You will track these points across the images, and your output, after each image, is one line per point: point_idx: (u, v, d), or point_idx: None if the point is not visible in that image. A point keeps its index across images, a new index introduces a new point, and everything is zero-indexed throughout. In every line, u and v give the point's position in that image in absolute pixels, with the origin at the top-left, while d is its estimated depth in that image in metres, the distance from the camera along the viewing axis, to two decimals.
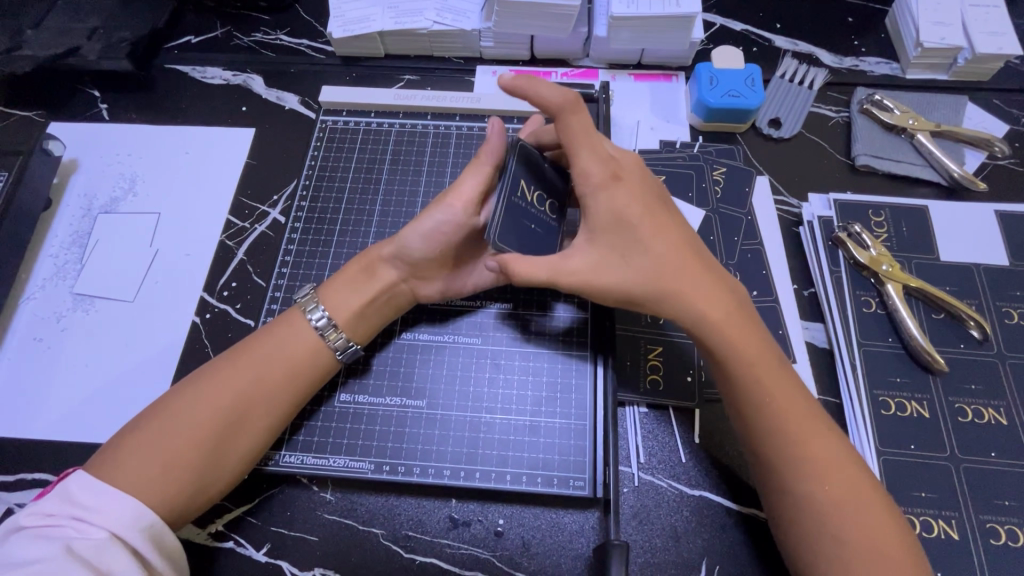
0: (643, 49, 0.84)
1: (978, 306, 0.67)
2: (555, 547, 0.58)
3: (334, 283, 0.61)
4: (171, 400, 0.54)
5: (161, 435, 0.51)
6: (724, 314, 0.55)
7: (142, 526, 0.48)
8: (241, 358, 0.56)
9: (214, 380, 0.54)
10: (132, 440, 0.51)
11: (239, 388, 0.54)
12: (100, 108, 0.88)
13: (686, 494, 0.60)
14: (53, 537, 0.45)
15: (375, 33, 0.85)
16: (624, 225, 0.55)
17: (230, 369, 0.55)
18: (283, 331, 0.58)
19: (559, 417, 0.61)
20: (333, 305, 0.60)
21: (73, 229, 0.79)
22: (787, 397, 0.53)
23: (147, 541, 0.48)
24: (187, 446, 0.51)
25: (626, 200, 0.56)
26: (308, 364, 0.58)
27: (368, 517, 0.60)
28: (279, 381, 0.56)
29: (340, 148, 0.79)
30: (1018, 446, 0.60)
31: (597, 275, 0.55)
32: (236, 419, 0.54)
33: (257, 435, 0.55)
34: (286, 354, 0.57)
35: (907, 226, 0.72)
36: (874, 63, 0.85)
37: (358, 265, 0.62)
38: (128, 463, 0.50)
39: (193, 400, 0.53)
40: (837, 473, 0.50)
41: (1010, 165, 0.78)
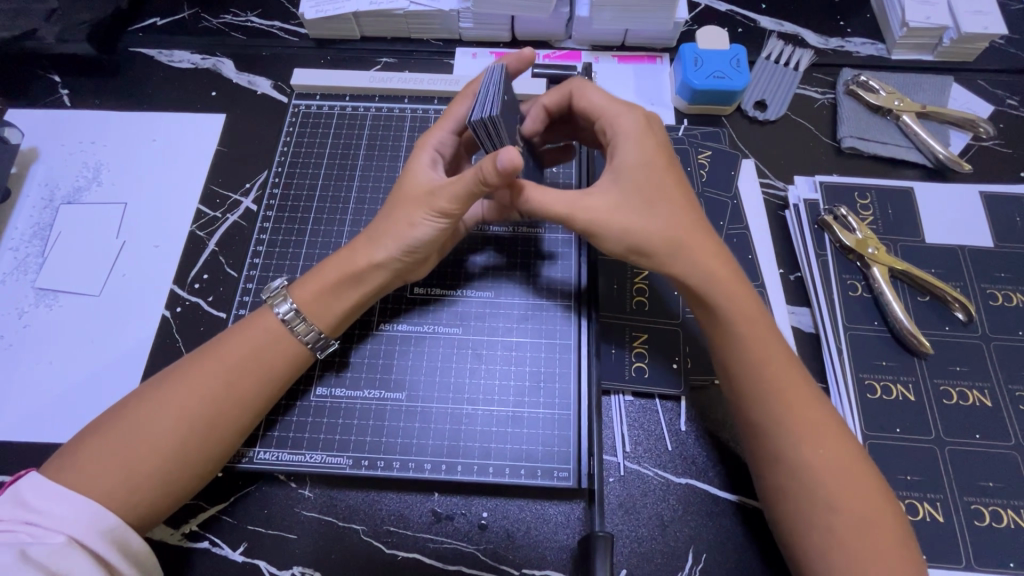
0: (627, 30, 0.82)
1: (962, 288, 0.67)
2: (540, 539, 0.57)
3: (311, 289, 0.57)
4: (136, 399, 0.52)
5: (124, 438, 0.49)
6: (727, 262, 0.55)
7: (103, 530, 0.46)
8: (206, 358, 0.54)
9: (182, 379, 0.52)
10: (90, 447, 0.49)
11: (213, 390, 0.52)
12: (61, 93, 0.84)
13: (672, 482, 0.59)
14: (4, 543, 0.43)
15: (349, 14, 0.82)
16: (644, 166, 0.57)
17: (193, 370, 0.53)
18: (253, 329, 0.56)
19: (543, 407, 0.60)
20: (311, 313, 0.56)
21: (34, 221, 0.75)
22: (769, 382, 0.52)
23: (110, 545, 0.46)
24: (149, 449, 0.49)
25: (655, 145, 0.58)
26: (275, 357, 0.55)
27: (349, 513, 0.58)
28: (252, 381, 0.54)
29: (314, 134, 0.76)
30: (1002, 427, 0.60)
31: (616, 214, 0.55)
32: (197, 420, 0.51)
33: (223, 439, 0.52)
34: (261, 352, 0.55)
35: (893, 208, 0.71)
36: (860, 43, 0.84)
37: (338, 274, 0.57)
38: (89, 466, 0.48)
39: (155, 403, 0.51)
40: (823, 455, 0.50)
41: (996, 146, 0.77)
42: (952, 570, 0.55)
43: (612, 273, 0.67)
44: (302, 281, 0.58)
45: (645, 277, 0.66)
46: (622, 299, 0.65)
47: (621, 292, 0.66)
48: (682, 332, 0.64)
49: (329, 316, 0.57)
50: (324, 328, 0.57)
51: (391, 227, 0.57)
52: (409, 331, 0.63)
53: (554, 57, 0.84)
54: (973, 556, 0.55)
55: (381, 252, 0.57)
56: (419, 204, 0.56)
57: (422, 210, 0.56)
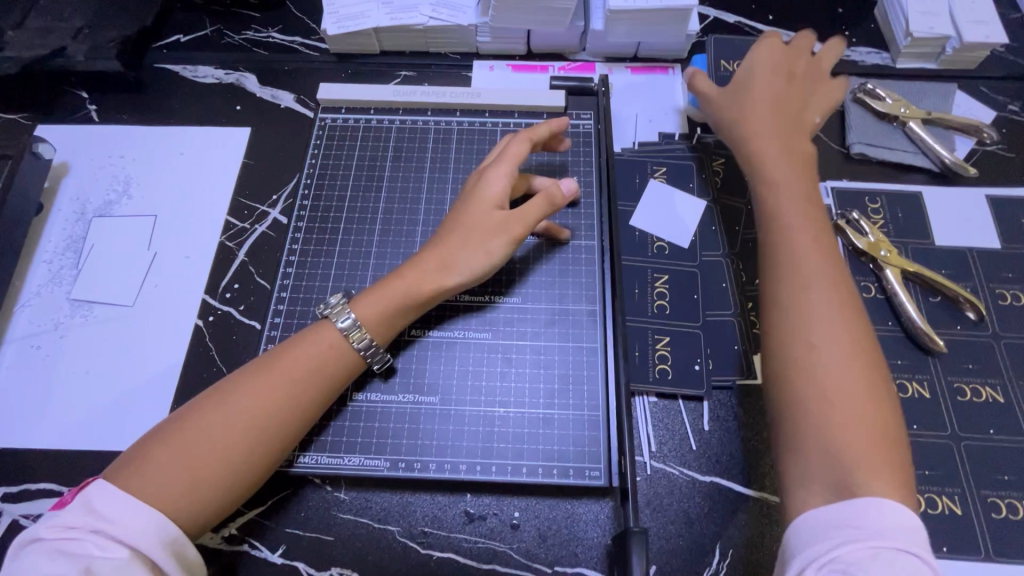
0: (640, 42, 0.85)
1: (972, 289, 0.69)
2: (572, 538, 0.58)
3: (377, 304, 0.60)
4: (199, 408, 0.53)
5: (187, 444, 0.51)
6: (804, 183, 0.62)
7: (164, 541, 0.47)
8: (267, 368, 0.56)
9: (246, 390, 0.54)
10: (153, 453, 0.51)
11: (278, 401, 0.54)
12: (90, 109, 0.86)
13: (697, 480, 0.61)
14: (71, 553, 0.44)
15: (370, 30, 0.84)
16: (777, 96, 0.69)
17: (255, 380, 0.55)
18: (311, 343, 0.58)
19: (572, 409, 0.62)
20: (371, 328, 0.59)
21: (68, 234, 0.77)
22: (819, 289, 0.54)
23: (169, 557, 0.47)
24: (211, 456, 0.51)
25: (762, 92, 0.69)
26: (331, 369, 0.57)
27: (384, 514, 0.60)
28: (312, 393, 0.56)
29: (340, 146, 0.78)
30: (1015, 423, 0.62)
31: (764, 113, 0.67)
32: (259, 429, 0.53)
33: (278, 447, 0.54)
34: (321, 364, 0.57)
35: (903, 212, 0.74)
36: (865, 53, 0.87)
37: (403, 294, 0.60)
38: (157, 474, 0.50)
39: (218, 411, 0.53)
40: (846, 359, 0.51)
41: (1000, 150, 0.80)
42: (971, 562, 0.57)
43: (632, 279, 0.69)
44: (368, 294, 0.61)
45: (665, 283, 0.69)
46: (643, 303, 0.68)
47: (642, 296, 0.68)
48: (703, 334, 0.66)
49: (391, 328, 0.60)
50: (376, 338, 0.60)
51: (463, 252, 0.60)
52: (445, 334, 0.65)
53: (569, 69, 0.87)
54: (991, 548, 0.57)
55: (455, 274, 0.60)
56: (494, 231, 0.61)
57: (497, 236, 0.61)
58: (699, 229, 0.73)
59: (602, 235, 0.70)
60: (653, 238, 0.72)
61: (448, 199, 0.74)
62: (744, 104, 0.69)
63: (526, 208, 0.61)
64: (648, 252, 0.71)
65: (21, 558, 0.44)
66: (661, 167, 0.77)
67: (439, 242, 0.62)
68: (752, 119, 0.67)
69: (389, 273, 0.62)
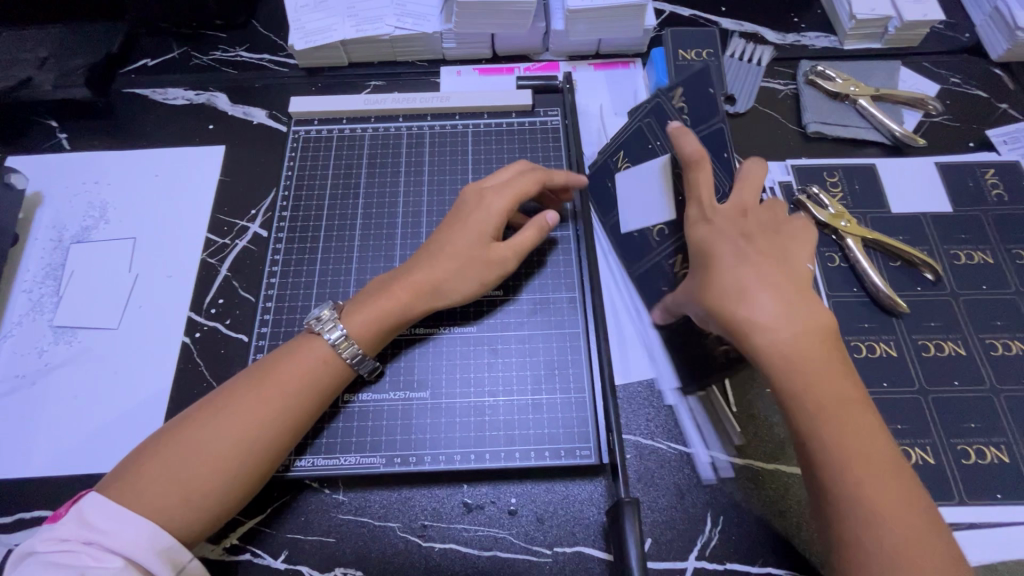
0: (600, 40, 0.88)
1: (928, 251, 0.73)
2: (568, 518, 0.60)
3: (368, 320, 0.60)
4: (190, 423, 0.54)
5: (181, 460, 0.52)
6: (775, 269, 0.57)
7: (158, 550, 0.48)
8: (259, 380, 0.56)
9: (240, 404, 0.55)
10: (146, 468, 0.52)
11: (272, 415, 0.55)
12: (60, 137, 0.86)
13: (685, 453, 0.63)
14: (66, 565, 0.46)
15: (337, 42, 0.86)
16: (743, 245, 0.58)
17: (247, 393, 0.55)
18: (304, 355, 0.58)
19: (560, 392, 0.64)
20: (362, 341, 0.60)
21: (45, 262, 0.77)
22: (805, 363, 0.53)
23: (164, 565, 0.48)
24: (205, 470, 0.52)
25: (726, 252, 0.58)
26: (322, 376, 0.58)
27: (383, 512, 0.61)
28: (306, 406, 0.57)
29: (315, 157, 0.80)
30: (977, 373, 0.66)
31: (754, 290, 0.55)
32: (251, 442, 0.54)
33: (271, 456, 0.55)
34: (314, 374, 0.58)
35: (860, 184, 0.78)
36: (815, 37, 0.91)
37: (393, 310, 0.61)
38: (154, 491, 0.50)
39: (211, 425, 0.54)
40: (868, 462, 0.50)
41: (945, 121, 0.85)
42: (945, 506, 0.60)
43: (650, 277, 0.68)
44: (355, 308, 0.61)
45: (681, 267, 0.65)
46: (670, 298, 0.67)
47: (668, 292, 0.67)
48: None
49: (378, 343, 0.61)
50: (363, 347, 0.60)
51: (454, 275, 0.63)
52: (431, 330, 0.67)
53: (534, 69, 0.90)
54: (964, 492, 0.60)
55: (450, 298, 0.63)
56: (494, 264, 0.64)
57: (488, 267, 0.63)
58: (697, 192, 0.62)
59: (576, 224, 0.73)
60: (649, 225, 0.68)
61: (425, 201, 0.76)
62: (720, 282, 0.57)
63: (523, 240, 0.65)
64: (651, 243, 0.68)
65: (20, 569, 0.46)
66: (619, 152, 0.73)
67: (431, 258, 0.63)
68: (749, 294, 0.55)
69: (378, 286, 0.63)
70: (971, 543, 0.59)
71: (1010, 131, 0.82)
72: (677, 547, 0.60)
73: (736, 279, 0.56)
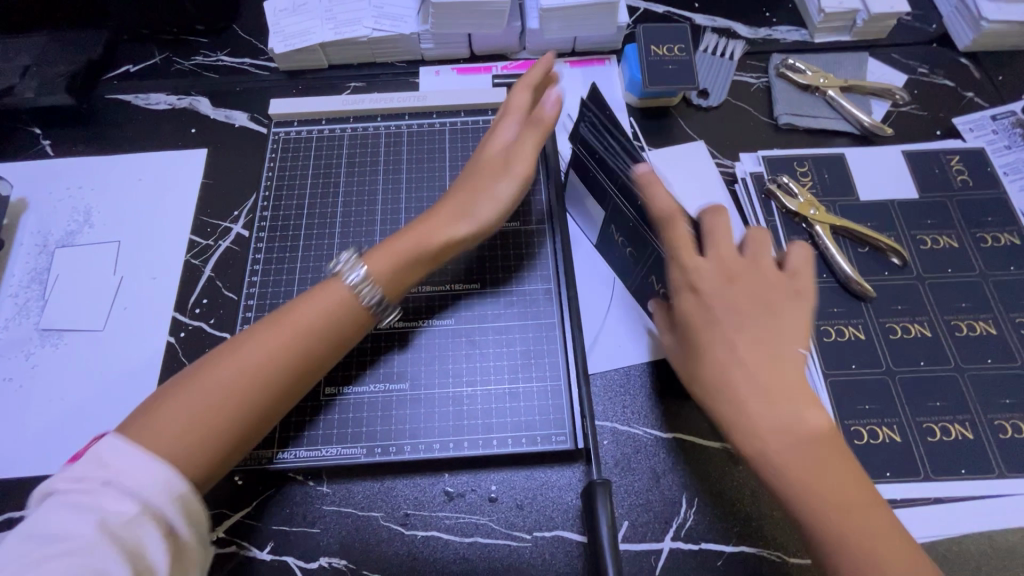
0: (575, 37, 0.89)
1: (896, 237, 0.75)
2: (546, 504, 0.62)
3: (390, 265, 0.61)
4: (210, 358, 0.55)
5: (200, 394, 0.52)
6: (758, 355, 0.54)
7: (173, 495, 0.48)
8: (281, 321, 0.57)
9: (259, 342, 0.55)
10: (165, 404, 0.52)
11: (288, 355, 0.56)
12: (44, 144, 0.87)
13: (660, 438, 0.65)
14: (84, 505, 0.45)
15: (316, 45, 0.87)
16: (727, 337, 0.55)
17: (268, 332, 0.56)
18: (325, 295, 0.59)
19: (536, 380, 0.65)
20: (385, 286, 0.61)
21: (31, 267, 0.78)
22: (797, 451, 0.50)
23: (180, 513, 0.48)
24: (223, 405, 0.52)
25: (715, 357, 0.55)
26: (341, 318, 0.59)
27: (366, 502, 0.62)
28: (321, 349, 0.58)
29: (295, 158, 0.81)
30: (943, 354, 0.68)
31: (741, 374, 0.53)
32: (270, 381, 0.55)
33: (287, 397, 0.56)
34: (331, 315, 0.58)
35: (829, 173, 0.80)
36: (786, 31, 0.93)
37: (414, 253, 0.62)
38: (172, 424, 0.51)
39: (230, 363, 0.54)
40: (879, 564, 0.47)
41: (913, 110, 0.86)
42: (912, 482, 0.62)
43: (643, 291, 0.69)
44: (376, 253, 0.62)
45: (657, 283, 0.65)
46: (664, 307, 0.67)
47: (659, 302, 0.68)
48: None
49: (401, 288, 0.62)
50: (386, 293, 0.61)
51: (460, 213, 0.63)
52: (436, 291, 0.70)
53: (511, 68, 0.91)
54: (929, 468, 0.62)
55: (472, 225, 0.63)
56: (500, 175, 0.64)
57: (486, 201, 0.64)
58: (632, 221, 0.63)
59: (552, 217, 0.74)
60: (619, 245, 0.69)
61: (404, 199, 0.78)
62: (710, 368, 0.54)
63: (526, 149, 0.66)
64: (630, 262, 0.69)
65: (40, 509, 0.46)
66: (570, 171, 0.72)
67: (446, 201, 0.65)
68: (739, 379, 0.53)
69: (395, 234, 0.64)
70: (936, 518, 0.61)
71: (975, 119, 0.85)
72: (653, 529, 0.61)
73: (726, 386, 0.54)
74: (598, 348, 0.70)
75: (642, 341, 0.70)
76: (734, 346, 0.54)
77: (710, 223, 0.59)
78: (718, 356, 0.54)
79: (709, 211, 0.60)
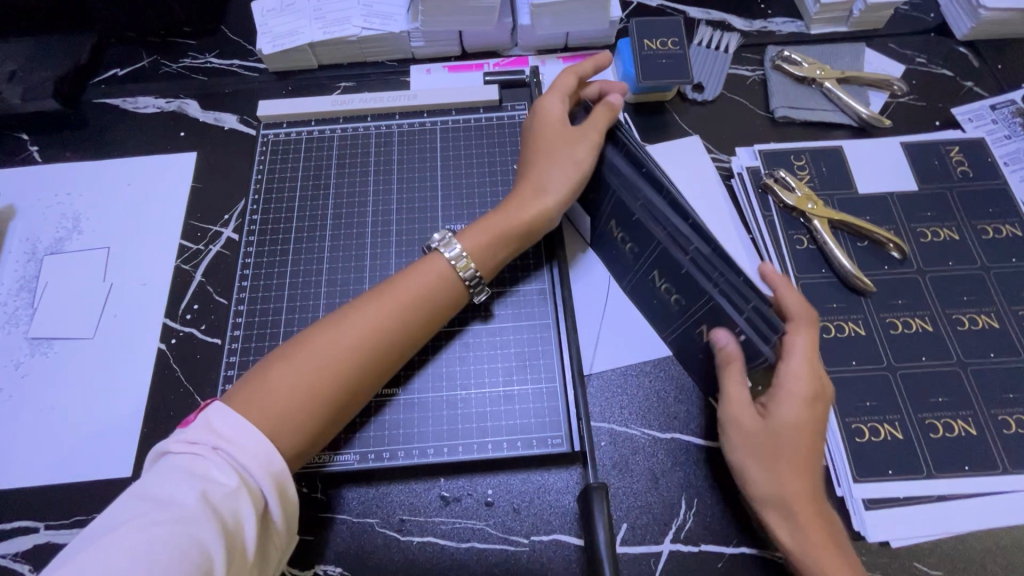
0: (568, 33, 0.88)
1: (895, 230, 0.74)
2: (543, 507, 0.61)
3: (481, 240, 0.64)
4: (317, 330, 0.58)
5: (306, 363, 0.55)
6: (807, 469, 0.55)
7: (270, 469, 0.50)
8: (381, 295, 0.60)
9: (363, 316, 0.58)
10: (276, 372, 0.55)
11: (392, 327, 0.59)
12: (31, 150, 0.86)
13: (659, 438, 0.64)
14: (195, 473, 0.48)
15: (305, 45, 0.86)
16: (785, 454, 0.55)
17: (371, 305, 0.59)
18: (427, 270, 0.62)
19: (531, 383, 0.65)
20: (479, 262, 0.63)
21: (19, 275, 0.77)
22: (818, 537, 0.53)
23: (272, 485, 0.50)
24: (326, 376, 0.55)
25: (768, 464, 0.56)
26: (437, 294, 0.61)
27: (360, 509, 0.62)
28: (421, 323, 0.60)
29: (284, 160, 0.80)
30: (944, 349, 0.67)
31: (781, 459, 0.55)
32: (372, 353, 0.57)
33: (383, 369, 0.59)
34: (432, 289, 0.61)
35: (826, 166, 0.78)
36: (781, 22, 0.92)
37: (501, 230, 0.64)
38: (281, 392, 0.54)
39: (335, 336, 0.57)
40: None
41: (911, 101, 0.85)
42: (914, 480, 0.61)
43: (646, 290, 0.67)
44: (471, 230, 0.65)
45: (660, 276, 0.63)
46: (668, 306, 0.64)
47: (661, 301, 0.65)
48: (718, 305, 0.57)
49: (493, 263, 0.64)
50: (480, 270, 0.64)
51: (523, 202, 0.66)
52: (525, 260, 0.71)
53: (503, 65, 0.90)
54: (932, 465, 0.61)
55: (553, 197, 0.65)
56: (575, 141, 0.65)
57: (544, 193, 0.66)
58: (642, 193, 0.60)
59: None
60: (619, 243, 0.67)
61: (395, 200, 0.77)
62: (758, 447, 0.56)
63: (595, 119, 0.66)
64: (629, 259, 0.67)
65: (158, 466, 0.49)
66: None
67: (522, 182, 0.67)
68: (780, 464, 0.55)
69: (484, 214, 0.67)
70: (940, 516, 0.60)
71: (974, 109, 0.83)
72: (652, 532, 0.60)
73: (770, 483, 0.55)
74: (595, 348, 0.69)
75: (638, 340, 0.69)
76: (785, 464, 0.55)
77: (796, 342, 0.56)
78: (771, 434, 0.56)
79: (799, 321, 0.58)
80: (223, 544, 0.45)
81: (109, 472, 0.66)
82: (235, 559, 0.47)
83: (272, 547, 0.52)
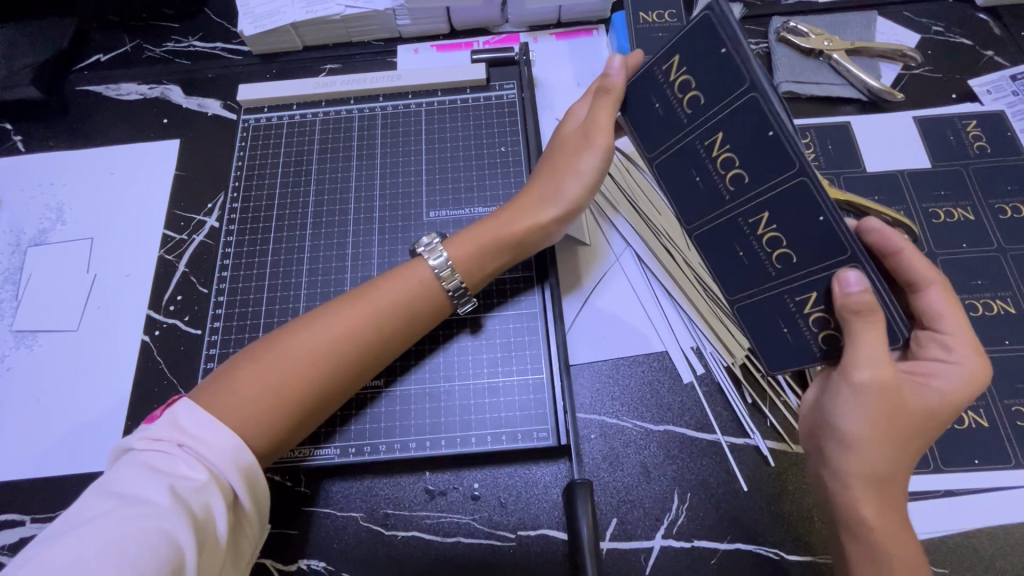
0: (560, 7, 0.83)
1: (905, 211, 0.70)
2: (531, 501, 0.59)
3: (469, 249, 0.61)
4: (282, 335, 0.55)
5: (274, 364, 0.54)
6: (912, 424, 0.50)
7: (239, 465, 0.50)
8: (360, 299, 0.58)
9: (335, 319, 0.56)
10: (240, 373, 0.53)
11: (361, 331, 0.56)
12: (15, 140, 0.84)
13: (652, 431, 0.62)
14: (160, 469, 0.47)
15: (287, 26, 0.83)
16: (901, 411, 0.49)
17: (348, 309, 0.57)
18: (407, 276, 0.59)
19: (516, 374, 0.63)
20: (464, 272, 0.60)
21: (4, 267, 0.76)
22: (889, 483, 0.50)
23: (241, 479, 0.50)
24: (294, 378, 0.53)
25: (887, 418, 0.49)
26: (420, 302, 0.59)
27: (344, 502, 0.60)
28: (397, 329, 0.58)
29: (266, 144, 0.78)
30: None
31: (888, 410, 0.49)
32: (347, 357, 0.56)
33: (357, 372, 0.57)
34: (411, 297, 0.58)
35: (833, 143, 0.74)
36: None
37: (495, 240, 0.61)
38: (244, 395, 0.52)
39: (308, 338, 0.55)
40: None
41: (926, 72, 0.80)
42: (919, 474, 0.58)
43: (726, 238, 0.54)
44: (458, 238, 0.62)
45: (770, 223, 0.50)
46: (758, 260, 0.52)
47: (753, 258, 0.53)
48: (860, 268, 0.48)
49: (480, 277, 0.61)
50: (467, 282, 0.61)
51: (526, 210, 0.62)
52: (517, 277, 0.67)
53: (493, 43, 0.86)
54: (937, 457, 0.59)
55: (553, 210, 0.62)
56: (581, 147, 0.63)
57: (547, 201, 0.62)
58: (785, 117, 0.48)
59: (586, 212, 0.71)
60: (715, 167, 0.52)
61: (379, 186, 0.74)
62: (876, 398, 0.49)
63: (598, 118, 0.60)
64: (722, 190, 0.52)
65: (122, 463, 0.49)
66: (673, 56, 0.52)
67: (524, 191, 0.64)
68: (886, 417, 0.49)
69: (478, 220, 0.64)
70: (946, 513, 0.57)
71: (992, 81, 0.78)
72: (644, 526, 0.58)
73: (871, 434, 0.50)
74: (583, 339, 0.66)
75: (627, 331, 0.66)
76: (892, 412, 0.49)
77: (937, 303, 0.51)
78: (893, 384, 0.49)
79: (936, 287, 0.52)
80: (193, 537, 0.45)
81: (93, 464, 0.66)
82: (205, 551, 0.46)
83: (244, 538, 0.51)
